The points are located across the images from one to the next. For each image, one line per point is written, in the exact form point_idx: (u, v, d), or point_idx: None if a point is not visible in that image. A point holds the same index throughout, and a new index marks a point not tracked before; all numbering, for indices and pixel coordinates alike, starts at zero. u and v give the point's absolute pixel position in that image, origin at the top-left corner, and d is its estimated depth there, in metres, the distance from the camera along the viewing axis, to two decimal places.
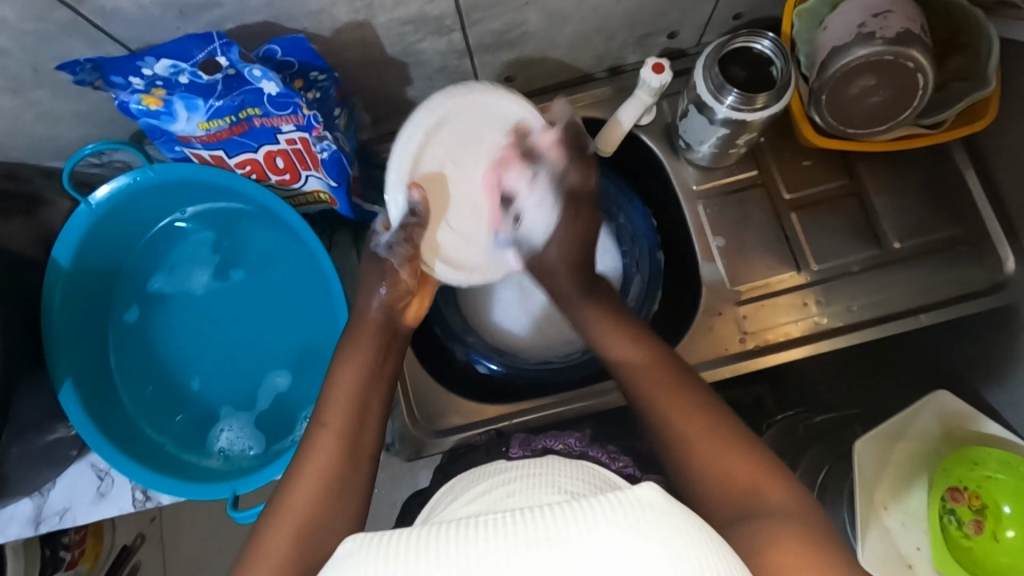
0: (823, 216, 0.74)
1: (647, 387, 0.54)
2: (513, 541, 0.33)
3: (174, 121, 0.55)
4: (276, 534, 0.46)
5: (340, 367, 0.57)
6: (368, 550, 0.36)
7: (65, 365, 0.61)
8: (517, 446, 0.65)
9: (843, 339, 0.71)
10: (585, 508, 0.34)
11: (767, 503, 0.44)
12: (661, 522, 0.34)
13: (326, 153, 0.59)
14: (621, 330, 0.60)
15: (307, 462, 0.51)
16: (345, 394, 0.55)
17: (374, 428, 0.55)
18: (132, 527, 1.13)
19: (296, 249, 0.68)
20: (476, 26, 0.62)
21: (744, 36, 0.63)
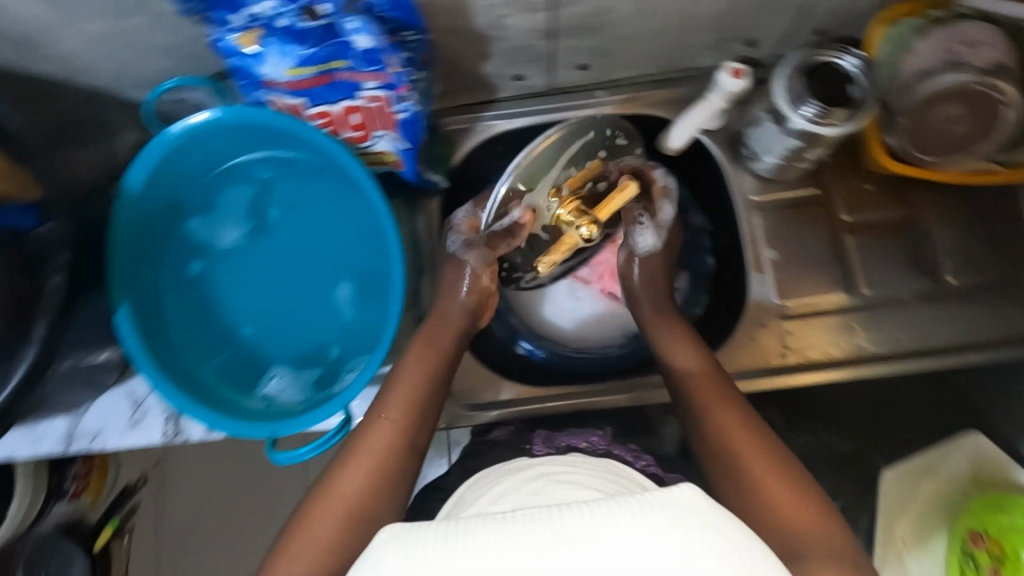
0: (880, 243, 0.73)
1: (700, 389, 0.60)
2: (534, 535, 0.33)
3: (263, 64, 0.56)
4: (326, 518, 0.51)
5: (399, 368, 0.63)
6: (402, 541, 0.36)
7: (122, 290, 0.62)
8: (540, 444, 0.66)
9: (884, 367, 0.71)
10: (612, 512, 0.34)
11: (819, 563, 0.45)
12: (693, 519, 0.34)
13: (405, 113, 0.60)
14: (685, 339, 0.65)
15: (361, 460, 0.56)
16: (402, 394, 0.60)
17: (424, 425, 0.60)
18: (136, 465, 1.13)
19: (360, 207, 0.69)
20: (565, 8, 0.62)
21: (830, 51, 0.62)
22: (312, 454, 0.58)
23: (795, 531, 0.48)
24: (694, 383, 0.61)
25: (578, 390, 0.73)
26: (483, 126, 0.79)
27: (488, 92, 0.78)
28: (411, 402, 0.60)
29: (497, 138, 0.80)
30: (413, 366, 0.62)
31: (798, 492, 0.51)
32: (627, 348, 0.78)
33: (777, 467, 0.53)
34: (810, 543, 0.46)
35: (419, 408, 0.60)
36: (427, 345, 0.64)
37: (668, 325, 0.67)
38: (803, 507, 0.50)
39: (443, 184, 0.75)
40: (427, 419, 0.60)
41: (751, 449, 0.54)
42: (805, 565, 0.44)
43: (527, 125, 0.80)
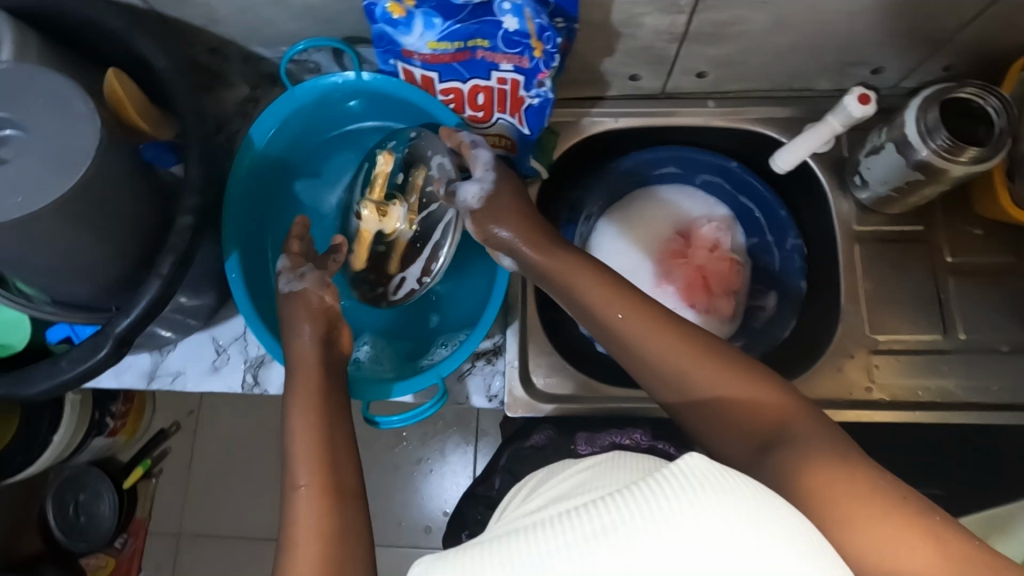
0: (982, 289, 0.72)
1: (734, 408, 0.49)
2: (568, 538, 0.29)
3: (408, 34, 0.56)
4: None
5: (292, 417, 0.54)
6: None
7: (236, 240, 0.64)
8: (584, 442, 0.69)
9: (974, 415, 0.69)
10: (643, 499, 0.30)
11: (819, 460, 0.43)
12: (709, 488, 0.30)
13: (536, 100, 0.61)
14: (675, 343, 0.52)
15: (294, 522, 0.46)
16: (303, 434, 0.52)
17: (336, 428, 0.54)
18: (169, 414, 1.16)
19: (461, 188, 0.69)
20: (704, 14, 0.62)
21: (971, 89, 0.61)
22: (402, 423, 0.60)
23: (785, 427, 0.47)
24: (714, 406, 0.50)
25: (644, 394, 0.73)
26: (588, 122, 0.79)
27: (598, 89, 0.78)
28: (319, 434, 0.53)
29: (600, 136, 0.80)
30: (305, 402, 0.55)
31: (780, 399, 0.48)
32: None
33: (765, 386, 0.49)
34: (804, 436, 0.45)
35: (332, 448, 0.51)
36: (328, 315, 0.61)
37: (639, 317, 0.54)
38: (769, 402, 0.49)
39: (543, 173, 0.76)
40: (341, 456, 0.51)
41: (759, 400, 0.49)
42: (810, 463, 0.42)
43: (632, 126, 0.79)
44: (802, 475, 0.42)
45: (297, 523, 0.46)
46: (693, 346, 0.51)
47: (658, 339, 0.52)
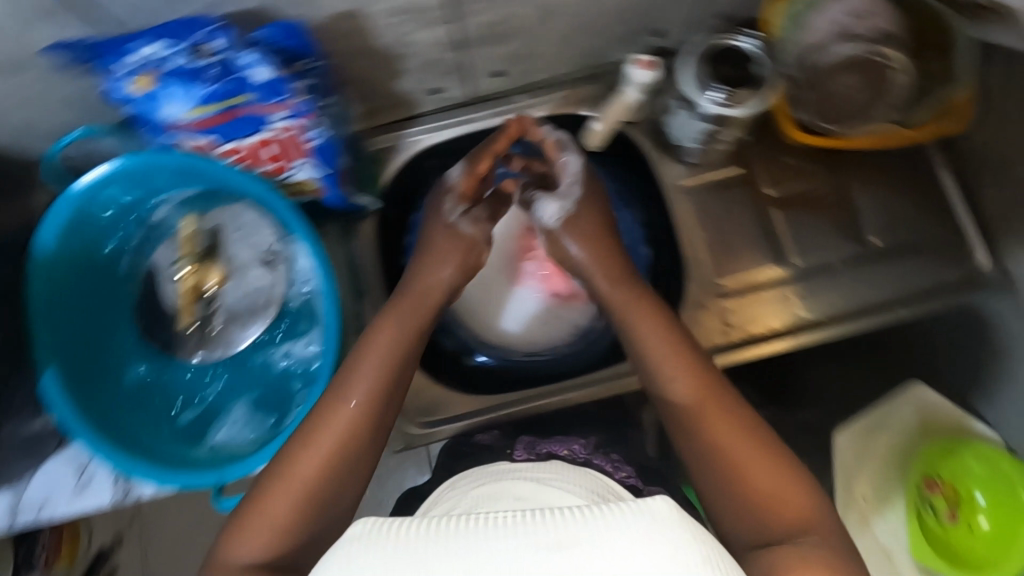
0: (806, 213, 0.75)
1: (708, 417, 0.55)
2: (509, 542, 0.35)
3: (162, 108, 0.55)
4: (258, 526, 0.50)
5: (321, 418, 0.56)
6: (377, 543, 0.36)
7: (48, 356, 0.59)
8: (522, 451, 0.68)
9: (825, 333, 0.73)
10: (597, 521, 0.35)
11: (802, 555, 0.46)
12: (670, 532, 0.35)
13: (317, 140, 0.60)
14: (678, 355, 0.59)
15: (292, 466, 0.53)
16: (372, 360, 0.58)
17: (396, 402, 0.58)
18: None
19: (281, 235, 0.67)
20: (469, 19, 0.63)
21: (726, 35, 0.64)
22: None
23: (785, 531, 0.48)
24: (699, 411, 0.55)
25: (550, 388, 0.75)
26: (408, 143, 0.79)
27: (409, 109, 0.77)
28: (351, 447, 0.55)
29: (424, 153, 0.80)
30: (333, 405, 0.56)
31: (788, 471, 0.52)
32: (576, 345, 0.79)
33: (771, 462, 0.52)
34: (805, 539, 0.47)
35: (345, 463, 0.54)
36: (416, 310, 0.63)
37: (652, 324, 0.61)
38: (800, 507, 0.50)
39: (372, 206, 0.75)
40: (351, 477, 0.55)
41: (756, 469, 0.52)
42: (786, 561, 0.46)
43: (453, 137, 0.80)
44: (774, 570, 0.45)
45: (288, 467, 0.53)
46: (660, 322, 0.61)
47: (649, 323, 0.61)
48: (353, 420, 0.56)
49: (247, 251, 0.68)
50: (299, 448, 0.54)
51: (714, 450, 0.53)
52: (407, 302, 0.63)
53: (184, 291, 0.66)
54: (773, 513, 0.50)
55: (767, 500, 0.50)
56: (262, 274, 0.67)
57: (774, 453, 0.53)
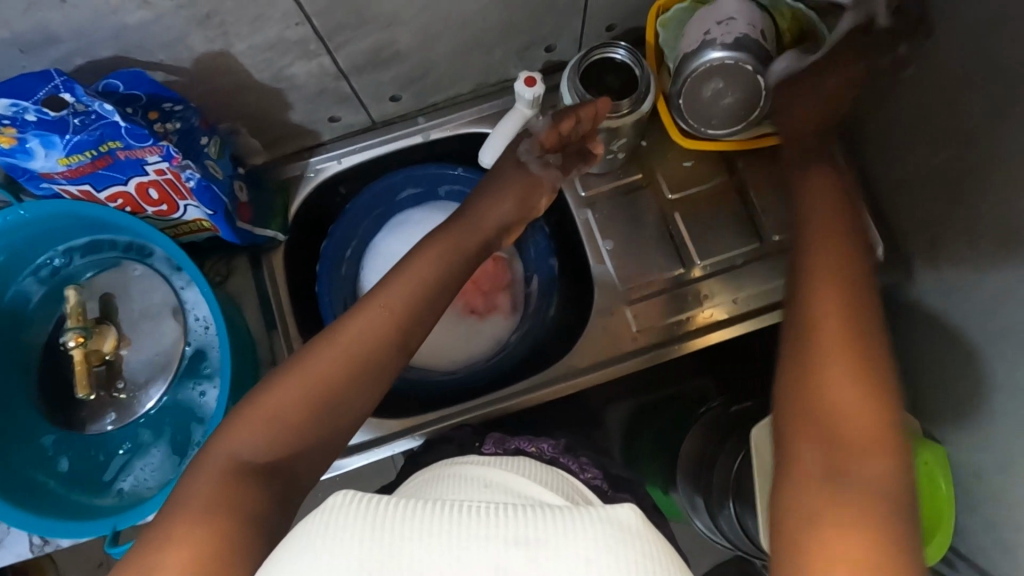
0: (706, 213, 0.77)
1: (822, 322, 0.49)
2: (484, 535, 0.33)
3: (31, 159, 0.55)
4: (253, 420, 0.48)
5: (274, 381, 0.51)
6: (352, 518, 0.34)
7: None
8: (490, 444, 0.65)
9: (732, 329, 0.74)
10: (567, 524, 0.33)
11: (859, 511, 0.39)
12: (630, 549, 0.33)
13: (194, 181, 0.59)
14: (843, 288, 0.50)
15: (305, 365, 0.51)
16: (407, 281, 0.58)
17: (424, 323, 0.58)
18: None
19: (172, 278, 0.67)
20: (344, 48, 0.63)
21: (600, 48, 0.66)
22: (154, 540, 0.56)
23: (855, 474, 0.41)
24: (811, 319, 0.49)
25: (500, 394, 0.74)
26: (313, 172, 0.79)
27: (311, 138, 0.78)
28: (316, 423, 0.50)
29: (331, 180, 0.80)
30: (299, 372, 0.51)
31: (876, 418, 0.44)
32: (492, 360, 0.78)
33: (872, 412, 0.44)
34: (852, 499, 0.40)
35: (309, 433, 0.49)
36: (445, 253, 0.63)
37: (827, 251, 0.53)
38: (884, 472, 0.41)
39: (279, 237, 0.75)
40: (314, 450, 0.50)
41: (850, 400, 0.44)
42: (823, 538, 0.38)
43: (359, 162, 0.80)
44: (811, 526, 0.39)
45: (293, 373, 0.51)
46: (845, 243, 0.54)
47: (826, 245, 0.54)
48: (318, 391, 0.51)
49: (144, 307, 0.67)
50: (309, 360, 0.52)
51: (811, 369, 0.47)
52: (452, 235, 0.65)
53: (78, 360, 0.61)
54: (849, 456, 0.42)
55: (855, 445, 0.43)
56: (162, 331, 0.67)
57: (881, 398, 0.45)
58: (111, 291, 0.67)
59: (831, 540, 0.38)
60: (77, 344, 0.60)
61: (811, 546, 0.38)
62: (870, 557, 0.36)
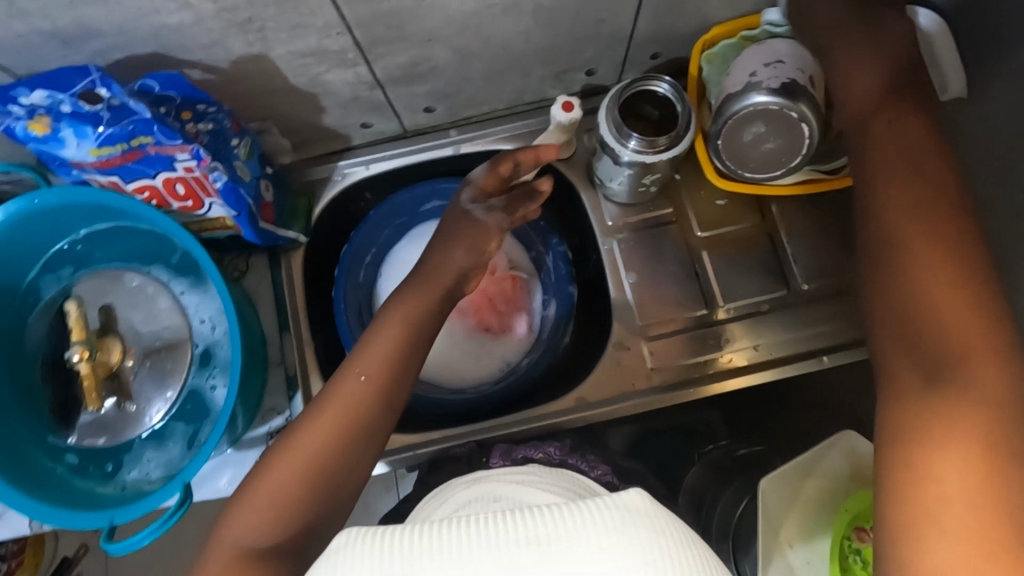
0: (734, 255, 0.74)
1: (897, 220, 0.45)
2: (495, 538, 0.32)
3: (63, 147, 0.54)
4: (253, 506, 0.50)
5: (275, 450, 0.53)
6: (364, 544, 0.34)
7: None
8: (498, 456, 0.65)
9: (750, 378, 0.71)
10: (569, 516, 0.33)
11: (961, 424, 0.38)
12: (643, 526, 0.33)
13: (220, 183, 0.58)
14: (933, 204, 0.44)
15: (295, 445, 0.53)
16: (384, 347, 0.58)
17: (404, 384, 0.58)
18: (74, 537, 1.03)
19: (173, 282, 0.68)
20: (382, 60, 0.62)
21: (642, 79, 0.64)
22: (150, 539, 0.56)
23: (948, 357, 0.40)
24: (887, 211, 0.46)
25: (509, 417, 0.73)
26: (340, 176, 0.79)
27: (341, 141, 0.77)
28: (316, 484, 0.52)
29: (357, 185, 0.80)
30: (296, 442, 0.53)
31: (975, 312, 0.41)
32: (502, 383, 0.77)
33: (975, 309, 0.41)
34: (966, 385, 0.39)
35: (320, 494, 0.52)
36: (425, 301, 0.62)
37: (891, 177, 0.47)
38: (987, 376, 0.39)
39: (300, 239, 0.75)
40: (327, 502, 0.52)
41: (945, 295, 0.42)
42: (934, 466, 0.37)
43: (386, 169, 0.80)
44: (913, 463, 0.38)
45: (286, 454, 0.53)
46: (923, 143, 0.47)
47: (879, 156, 0.48)
48: (319, 455, 0.53)
49: (145, 309, 0.67)
50: (303, 429, 0.54)
51: (923, 270, 0.43)
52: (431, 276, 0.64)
53: (87, 374, 0.62)
54: (945, 356, 0.41)
55: (953, 348, 0.40)
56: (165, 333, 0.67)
57: (977, 280, 0.41)
58: (110, 302, 0.66)
59: (941, 474, 0.37)
60: (83, 358, 0.61)
61: (928, 499, 0.37)
62: (981, 513, 0.35)
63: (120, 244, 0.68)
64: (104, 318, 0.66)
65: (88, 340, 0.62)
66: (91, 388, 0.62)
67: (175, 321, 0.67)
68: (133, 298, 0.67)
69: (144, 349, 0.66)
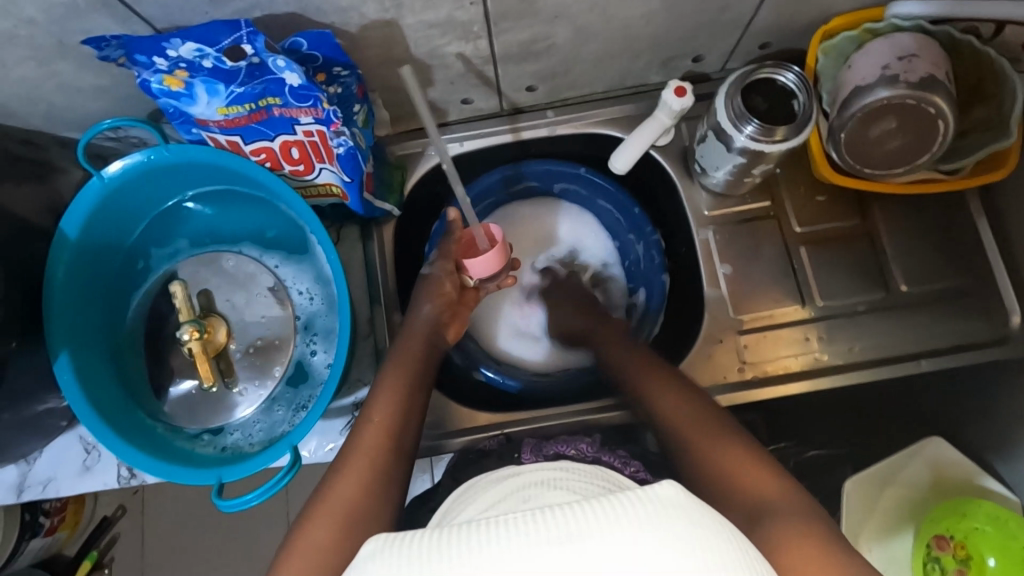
0: (833, 253, 0.73)
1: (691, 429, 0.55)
2: (524, 536, 0.34)
3: (194, 104, 0.55)
4: (317, 524, 0.51)
5: (332, 480, 0.54)
6: (393, 550, 0.37)
7: (62, 335, 0.61)
8: (528, 452, 0.63)
9: (842, 379, 0.70)
10: (598, 513, 0.34)
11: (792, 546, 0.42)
12: (676, 518, 0.35)
13: (342, 148, 0.59)
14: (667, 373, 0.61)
15: (330, 496, 0.53)
16: (392, 390, 0.61)
17: (416, 422, 0.60)
18: (114, 498, 1.05)
19: (265, 257, 0.70)
20: (503, 35, 0.62)
21: (769, 69, 0.63)
22: (259, 499, 0.57)
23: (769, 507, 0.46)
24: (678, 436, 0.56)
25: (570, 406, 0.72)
26: (433, 152, 0.78)
27: (437, 116, 0.76)
28: (385, 489, 0.54)
29: (448, 162, 0.79)
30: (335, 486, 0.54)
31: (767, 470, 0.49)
32: (585, 370, 0.78)
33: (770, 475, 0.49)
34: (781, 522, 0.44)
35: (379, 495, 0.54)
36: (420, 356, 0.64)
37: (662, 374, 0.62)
38: (779, 497, 0.47)
39: (394, 212, 0.74)
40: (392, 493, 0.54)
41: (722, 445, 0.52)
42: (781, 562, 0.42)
43: (478, 148, 0.79)
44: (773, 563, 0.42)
45: (324, 505, 0.52)
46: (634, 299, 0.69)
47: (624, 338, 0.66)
48: (363, 481, 0.54)
49: (247, 282, 0.70)
50: (337, 476, 0.54)
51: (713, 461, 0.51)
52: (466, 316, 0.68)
53: (198, 351, 0.63)
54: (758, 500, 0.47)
55: (754, 495, 0.47)
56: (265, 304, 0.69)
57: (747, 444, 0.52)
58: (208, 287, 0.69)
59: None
60: (194, 336, 0.62)
61: None
62: None
63: (220, 227, 0.70)
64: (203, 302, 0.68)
65: (196, 319, 0.64)
66: (204, 364, 0.63)
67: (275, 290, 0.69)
68: (237, 271, 0.70)
69: (247, 320, 0.69)
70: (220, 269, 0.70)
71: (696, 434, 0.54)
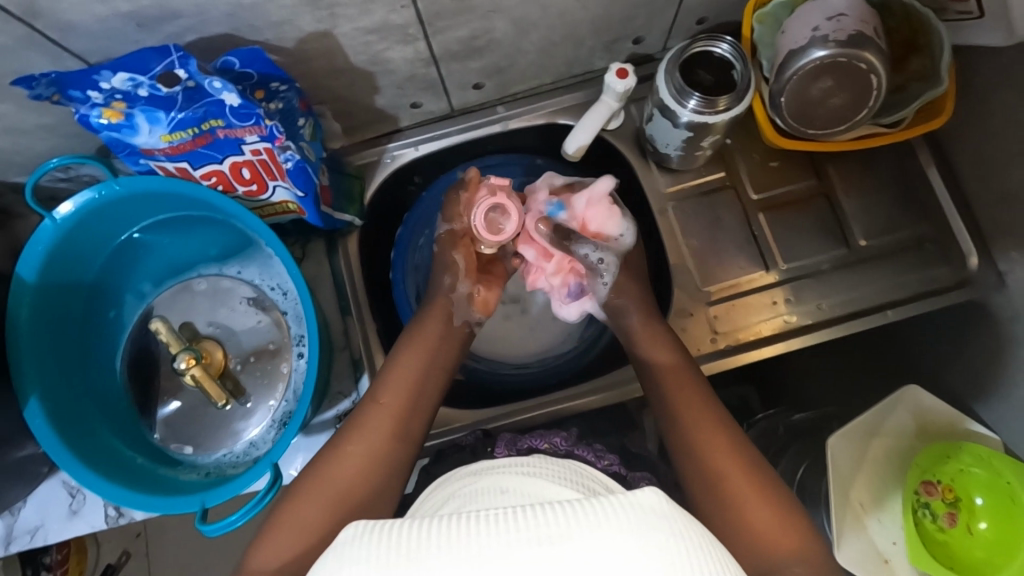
0: (791, 215, 0.74)
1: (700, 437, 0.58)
2: (505, 537, 0.34)
3: (136, 134, 0.54)
4: (283, 528, 0.50)
5: (342, 449, 0.56)
6: (368, 543, 0.36)
7: (32, 381, 0.60)
8: (502, 446, 0.65)
9: (812, 337, 0.71)
10: (584, 518, 0.34)
11: None
12: (659, 527, 0.35)
13: (291, 163, 0.59)
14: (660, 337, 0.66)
15: (333, 472, 0.54)
16: (403, 373, 0.62)
17: (422, 408, 0.61)
18: (116, 543, 1.02)
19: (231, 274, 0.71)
20: (442, 35, 0.62)
21: (702, 41, 0.64)
22: (245, 519, 0.57)
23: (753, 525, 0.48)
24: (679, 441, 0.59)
25: (556, 393, 0.72)
26: (391, 158, 0.78)
27: (390, 123, 0.77)
28: (375, 470, 0.55)
29: (407, 167, 0.80)
30: (328, 472, 0.54)
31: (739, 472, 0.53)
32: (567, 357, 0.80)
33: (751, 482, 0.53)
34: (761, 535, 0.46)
35: (363, 487, 0.54)
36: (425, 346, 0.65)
37: (660, 350, 0.65)
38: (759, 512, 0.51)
39: (356, 222, 0.74)
40: (390, 483, 0.56)
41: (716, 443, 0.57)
42: None
43: (434, 150, 0.80)
44: None
45: (334, 463, 0.54)
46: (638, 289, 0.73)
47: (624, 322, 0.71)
48: (377, 459, 0.55)
49: (224, 304, 0.71)
50: (344, 438, 0.57)
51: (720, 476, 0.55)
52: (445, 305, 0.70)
53: (202, 376, 0.63)
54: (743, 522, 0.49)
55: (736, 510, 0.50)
56: (244, 322, 0.71)
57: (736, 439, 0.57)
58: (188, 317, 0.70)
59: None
60: (192, 363, 0.62)
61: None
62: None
63: (185, 254, 0.71)
64: (188, 333, 0.69)
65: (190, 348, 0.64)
66: (212, 385, 0.64)
67: (252, 305, 0.71)
68: (212, 297, 0.71)
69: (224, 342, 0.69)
70: (195, 295, 0.71)
71: (688, 424, 0.59)
